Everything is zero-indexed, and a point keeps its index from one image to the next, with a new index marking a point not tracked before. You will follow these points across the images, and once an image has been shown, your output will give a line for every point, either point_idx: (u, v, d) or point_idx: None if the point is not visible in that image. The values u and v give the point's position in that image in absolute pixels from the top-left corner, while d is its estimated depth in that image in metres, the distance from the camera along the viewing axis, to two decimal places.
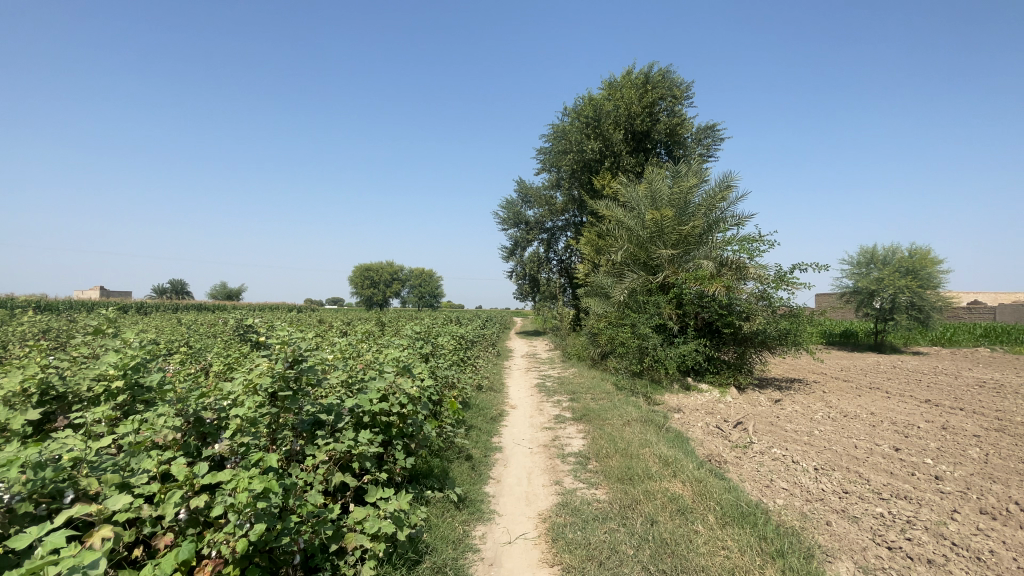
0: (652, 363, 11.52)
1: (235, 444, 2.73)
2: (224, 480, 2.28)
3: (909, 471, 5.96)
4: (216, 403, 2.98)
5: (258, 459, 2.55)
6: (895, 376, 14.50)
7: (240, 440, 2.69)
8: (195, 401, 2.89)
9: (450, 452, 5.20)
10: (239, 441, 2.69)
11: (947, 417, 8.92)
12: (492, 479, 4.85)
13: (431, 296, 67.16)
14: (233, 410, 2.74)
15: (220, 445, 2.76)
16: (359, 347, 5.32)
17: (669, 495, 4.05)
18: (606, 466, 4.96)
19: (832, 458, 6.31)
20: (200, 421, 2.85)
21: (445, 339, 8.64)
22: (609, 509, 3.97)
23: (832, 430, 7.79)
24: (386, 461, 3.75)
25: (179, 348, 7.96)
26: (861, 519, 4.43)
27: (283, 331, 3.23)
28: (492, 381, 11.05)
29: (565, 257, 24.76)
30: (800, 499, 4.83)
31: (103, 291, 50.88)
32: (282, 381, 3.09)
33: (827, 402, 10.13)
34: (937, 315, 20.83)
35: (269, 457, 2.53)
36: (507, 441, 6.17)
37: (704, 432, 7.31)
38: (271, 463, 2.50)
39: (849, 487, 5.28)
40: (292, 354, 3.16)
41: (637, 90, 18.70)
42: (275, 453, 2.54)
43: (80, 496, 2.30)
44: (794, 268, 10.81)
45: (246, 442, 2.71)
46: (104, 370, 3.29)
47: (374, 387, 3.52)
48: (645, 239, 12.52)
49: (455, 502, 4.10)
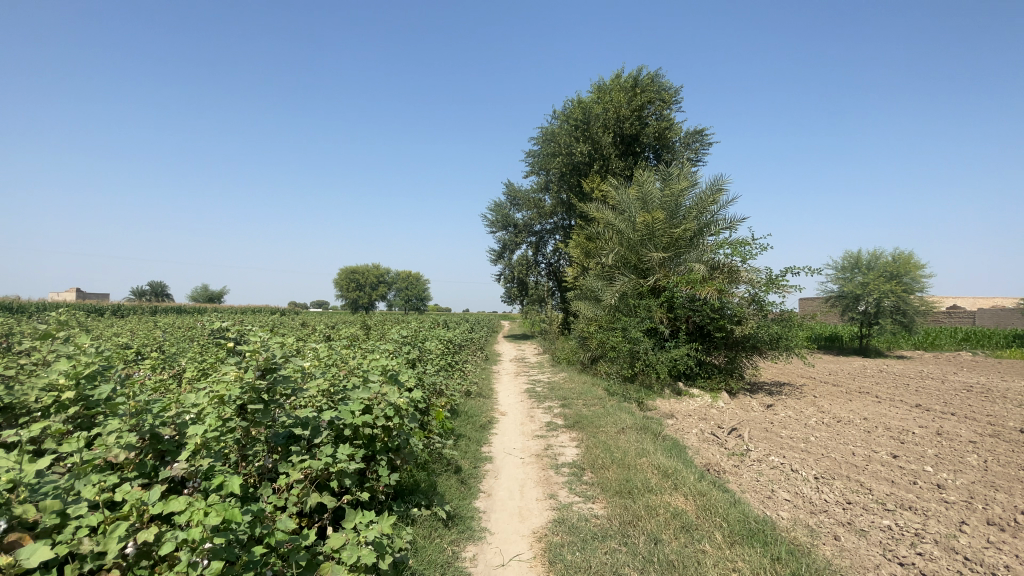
0: (643, 367, 11.31)
1: (193, 466, 2.41)
2: (176, 512, 1.99)
3: (910, 479, 5.81)
4: (176, 416, 2.66)
5: (220, 483, 2.25)
6: (883, 381, 14.51)
7: (202, 461, 2.38)
8: (151, 416, 2.55)
9: (437, 464, 4.89)
10: (199, 462, 2.39)
11: (939, 422, 8.85)
12: (482, 493, 4.57)
13: (418, 300, 66.36)
14: (193, 428, 2.44)
15: (177, 466, 2.43)
16: (341, 353, 5.02)
17: (672, 510, 3.82)
18: (603, 478, 4.72)
19: (831, 466, 6.15)
20: (158, 439, 2.53)
21: (432, 343, 8.35)
22: (608, 526, 3.72)
23: (828, 436, 7.64)
24: (368, 478, 3.46)
25: (150, 353, 7.53)
26: (869, 533, 4.24)
27: (254, 337, 2.90)
28: (481, 387, 10.75)
29: (553, 260, 24.51)
30: (803, 511, 4.63)
31: (79, 292, 49.55)
32: (252, 392, 2.79)
33: (818, 407, 10.02)
34: (920, 319, 21.03)
35: (232, 481, 2.24)
36: (497, 451, 5.91)
37: (700, 440, 7.10)
38: (233, 488, 2.22)
39: (852, 498, 5.10)
40: (265, 361, 2.86)
41: (626, 94, 18.63)
42: (238, 477, 2.26)
43: (14, 527, 1.96)
44: (787, 272, 10.71)
45: (205, 463, 2.40)
46: (54, 379, 2.94)
47: (356, 396, 3.22)
48: (636, 242, 12.35)
49: (443, 520, 3.81)
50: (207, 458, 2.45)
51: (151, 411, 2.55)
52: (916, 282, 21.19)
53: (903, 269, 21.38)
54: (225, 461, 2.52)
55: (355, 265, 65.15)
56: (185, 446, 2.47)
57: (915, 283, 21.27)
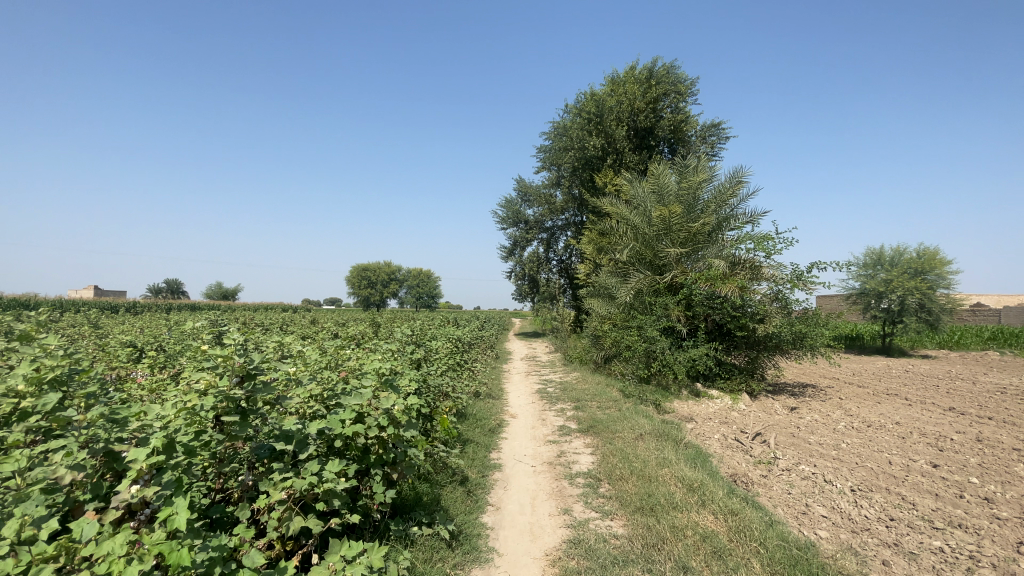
0: (660, 368, 10.87)
1: (136, 495, 1.98)
2: (103, 566, 1.66)
3: (955, 492, 5.34)
4: (137, 429, 2.29)
5: (166, 517, 1.94)
6: (910, 382, 13.89)
7: (146, 489, 1.98)
8: (105, 430, 2.18)
9: (440, 475, 4.53)
10: (152, 488, 2.03)
11: (979, 428, 8.30)
12: (490, 506, 4.21)
13: (429, 297, 66.76)
14: (143, 448, 2.07)
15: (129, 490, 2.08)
16: (339, 354, 4.68)
17: (702, 532, 3.42)
18: (621, 491, 4.33)
19: (867, 477, 5.70)
20: (113, 456, 2.15)
21: (440, 342, 8.04)
22: (629, 550, 3.33)
23: (860, 442, 7.17)
24: (362, 494, 3.10)
25: (149, 352, 7.27)
26: (919, 556, 3.81)
27: (226, 339, 2.57)
28: (491, 388, 10.42)
29: (565, 257, 24.08)
30: (843, 530, 4.21)
31: (98, 290, 50.22)
32: (228, 403, 2.48)
33: (846, 411, 9.50)
34: (946, 318, 20.26)
35: (179, 518, 1.90)
36: (506, 458, 5.56)
37: (722, 446, 6.68)
38: (179, 525, 1.87)
39: (894, 513, 4.65)
40: (241, 367, 2.51)
41: (640, 86, 18.13)
42: (188, 512, 1.91)
43: None
44: (813, 268, 10.19)
45: (152, 490, 2.01)
46: (12, 385, 2.57)
47: (347, 404, 2.84)
48: (651, 237, 11.91)
49: (447, 540, 3.44)
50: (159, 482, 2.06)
51: (106, 425, 2.18)
52: (942, 279, 20.42)
53: (928, 265, 20.61)
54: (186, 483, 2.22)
55: (366, 263, 65.29)
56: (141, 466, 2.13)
57: (941, 279, 20.50)
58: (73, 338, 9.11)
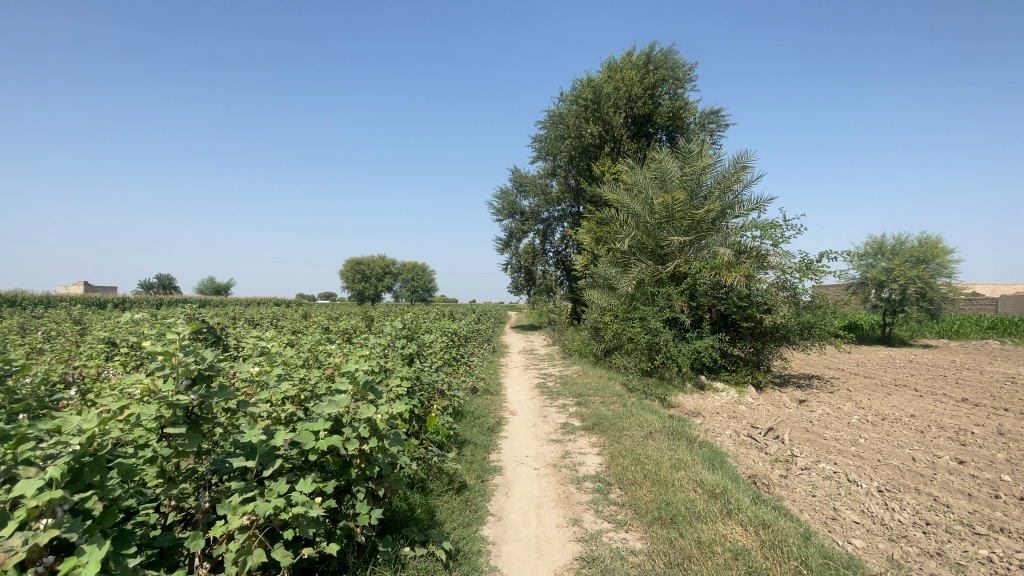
0: (663, 361, 10.47)
1: (35, 541, 1.54)
2: None
3: (988, 492, 4.97)
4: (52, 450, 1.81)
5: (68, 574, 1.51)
6: (917, 372, 13.57)
7: (47, 533, 1.55)
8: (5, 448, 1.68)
9: (435, 483, 4.11)
10: (52, 533, 1.56)
11: (997, 420, 7.95)
12: (491, 516, 3.80)
13: (424, 290, 66.28)
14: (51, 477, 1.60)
15: (34, 530, 1.61)
16: (322, 352, 4.24)
17: (734, 549, 3.01)
18: (636, 498, 3.91)
19: (893, 475, 5.33)
20: (13, 485, 1.66)
21: (434, 336, 7.61)
22: (652, 569, 2.92)
23: (878, 437, 6.81)
24: (343, 514, 2.67)
25: (121, 347, 6.77)
26: (969, 568, 3.43)
27: (168, 332, 2.15)
28: (489, 383, 9.98)
29: (561, 249, 23.66)
30: (880, 539, 3.83)
31: (88, 285, 49.39)
32: (174, 411, 2.08)
33: (858, 403, 9.14)
34: (948, 307, 19.97)
35: None
36: (506, 460, 5.15)
37: (735, 444, 6.31)
38: None
39: (930, 518, 4.27)
40: (185, 370, 2.10)
41: (638, 72, 17.58)
42: (97, 568, 1.54)
43: None
44: (823, 256, 9.80)
45: (57, 534, 1.59)
46: None
47: (319, 411, 2.41)
48: (653, 226, 11.50)
49: (444, 560, 3.01)
50: (71, 523, 1.65)
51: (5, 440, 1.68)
52: (943, 268, 20.15)
53: (930, 253, 20.31)
54: (109, 517, 1.77)
55: (361, 257, 64.53)
56: (50, 499, 1.64)
57: (942, 269, 20.24)
58: (49, 335, 8.65)
